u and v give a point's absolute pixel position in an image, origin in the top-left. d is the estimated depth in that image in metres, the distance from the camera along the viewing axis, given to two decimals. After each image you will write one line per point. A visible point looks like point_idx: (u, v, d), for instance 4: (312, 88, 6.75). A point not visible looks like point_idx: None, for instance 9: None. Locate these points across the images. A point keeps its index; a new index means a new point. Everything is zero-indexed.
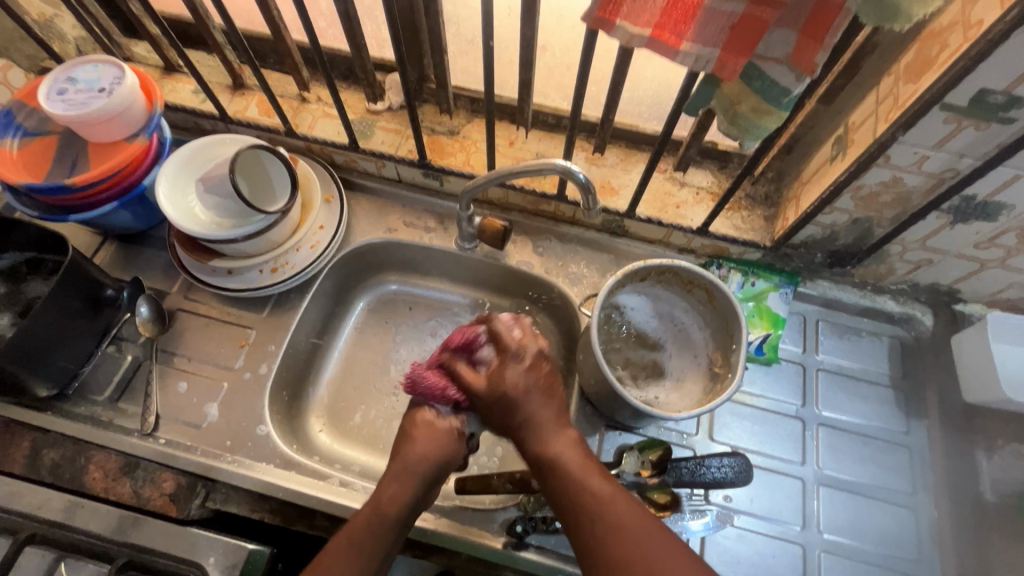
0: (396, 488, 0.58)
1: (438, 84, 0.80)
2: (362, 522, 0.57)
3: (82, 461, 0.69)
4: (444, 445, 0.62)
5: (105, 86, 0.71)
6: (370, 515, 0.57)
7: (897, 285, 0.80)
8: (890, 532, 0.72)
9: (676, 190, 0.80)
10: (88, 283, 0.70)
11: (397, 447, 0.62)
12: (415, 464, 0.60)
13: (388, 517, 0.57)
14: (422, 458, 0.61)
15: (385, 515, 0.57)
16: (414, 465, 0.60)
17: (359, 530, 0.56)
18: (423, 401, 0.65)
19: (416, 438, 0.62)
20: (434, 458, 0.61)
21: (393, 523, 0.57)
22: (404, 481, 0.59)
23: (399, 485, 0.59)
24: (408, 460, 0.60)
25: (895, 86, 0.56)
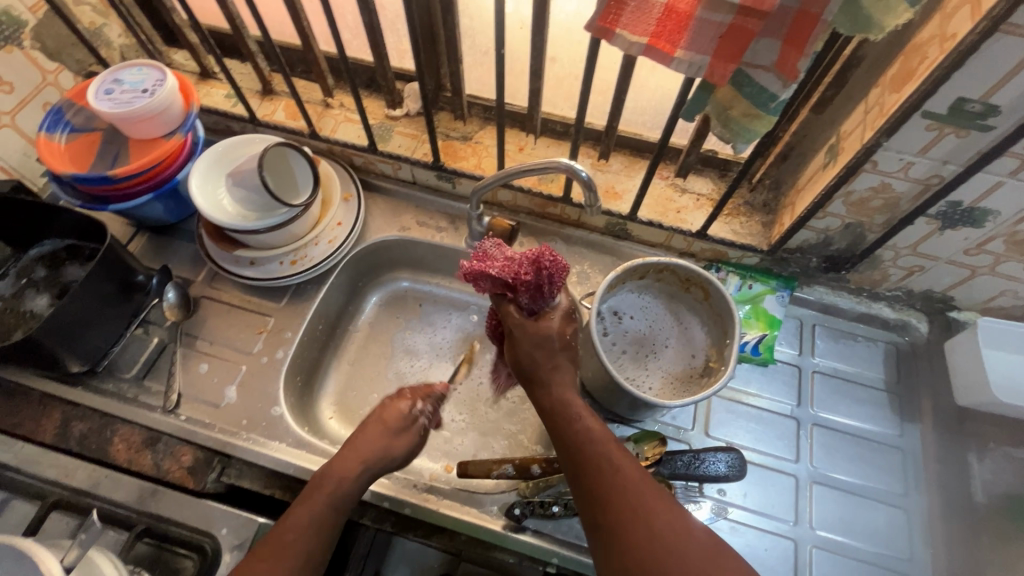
0: (357, 470, 0.61)
1: (453, 92, 0.85)
2: (324, 496, 0.59)
3: (108, 433, 0.73)
4: (403, 442, 0.66)
5: (148, 87, 0.77)
6: (331, 492, 0.59)
7: (893, 292, 0.82)
8: (882, 530, 0.73)
9: (677, 196, 0.84)
10: (121, 269, 0.75)
11: (359, 431, 0.65)
12: (373, 446, 0.63)
13: (345, 496, 0.59)
14: (382, 445, 0.64)
15: (346, 492, 0.59)
16: (368, 453, 0.62)
17: (322, 504, 0.58)
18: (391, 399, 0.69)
19: (387, 423, 0.66)
20: (389, 448, 0.64)
21: (350, 497, 0.60)
22: (361, 462, 0.61)
23: (357, 468, 0.61)
24: (368, 442, 0.63)
25: (881, 96, 0.60)
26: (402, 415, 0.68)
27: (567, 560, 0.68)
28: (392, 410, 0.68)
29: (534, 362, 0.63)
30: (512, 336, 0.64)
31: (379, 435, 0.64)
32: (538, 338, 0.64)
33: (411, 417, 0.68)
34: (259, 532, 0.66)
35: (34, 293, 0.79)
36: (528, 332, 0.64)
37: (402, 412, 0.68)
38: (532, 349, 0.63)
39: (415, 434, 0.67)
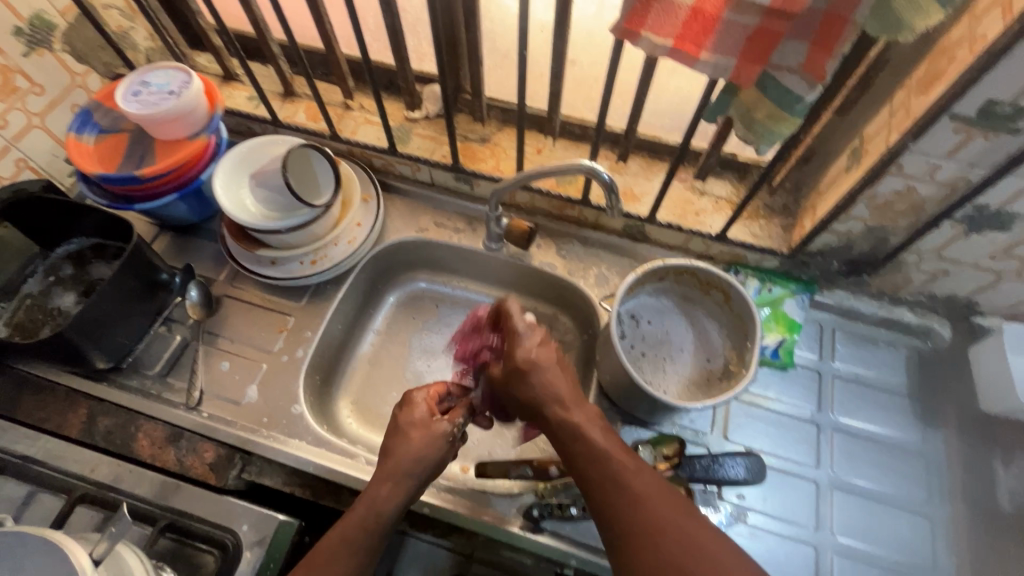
0: (388, 490, 0.60)
1: (473, 94, 0.86)
2: (356, 523, 0.58)
3: (132, 429, 0.74)
4: (434, 446, 0.64)
5: (174, 89, 0.79)
6: (365, 517, 0.58)
7: (915, 296, 0.81)
8: (905, 538, 0.72)
9: (696, 199, 0.84)
10: (145, 267, 0.77)
11: (390, 446, 0.64)
12: (406, 465, 0.62)
13: (384, 514, 0.59)
14: (413, 460, 0.62)
15: (379, 515, 0.59)
16: (406, 465, 0.62)
17: (355, 531, 0.57)
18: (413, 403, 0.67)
19: (410, 434, 0.64)
20: (429, 457, 0.63)
21: (387, 519, 0.59)
22: (396, 484, 0.61)
23: (389, 489, 0.60)
24: (403, 462, 0.62)
25: (907, 99, 0.59)
26: (446, 428, 0.66)
27: (585, 562, 0.68)
28: (427, 419, 0.66)
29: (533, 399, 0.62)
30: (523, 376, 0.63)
31: (416, 450, 0.63)
32: (536, 375, 0.62)
33: (442, 426, 0.66)
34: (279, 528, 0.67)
35: (61, 290, 0.81)
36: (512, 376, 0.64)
37: (425, 417, 0.66)
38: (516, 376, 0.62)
39: (443, 437, 0.65)
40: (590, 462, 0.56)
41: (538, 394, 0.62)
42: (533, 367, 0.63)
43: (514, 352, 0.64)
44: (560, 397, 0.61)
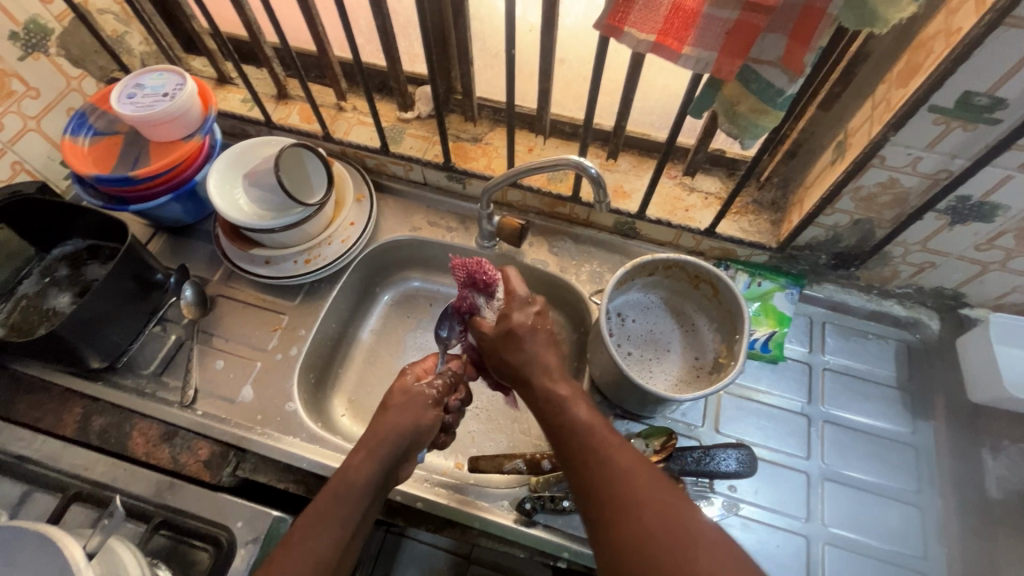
0: (361, 458, 0.60)
1: (464, 94, 0.87)
2: (329, 493, 0.58)
3: (127, 427, 0.75)
4: (417, 418, 0.65)
5: (169, 91, 0.80)
6: (336, 487, 0.58)
7: (903, 289, 0.82)
8: (896, 528, 0.72)
9: (685, 195, 0.85)
10: (140, 267, 0.77)
11: (372, 419, 0.64)
12: (385, 433, 0.62)
13: (356, 483, 0.59)
14: (391, 428, 0.63)
15: (352, 482, 0.59)
16: (387, 431, 0.62)
17: (327, 502, 0.57)
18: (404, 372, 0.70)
19: (394, 404, 0.66)
20: (412, 426, 0.64)
21: (363, 486, 0.59)
22: (371, 452, 0.61)
23: (363, 456, 0.60)
24: (377, 429, 0.63)
25: (888, 92, 0.60)
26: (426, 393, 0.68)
27: (578, 554, 0.68)
28: (413, 391, 0.68)
29: (512, 365, 0.63)
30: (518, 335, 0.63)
31: (398, 421, 0.64)
32: (523, 340, 0.63)
33: (420, 391, 0.67)
34: (273, 525, 0.66)
35: (56, 291, 0.82)
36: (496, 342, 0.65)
37: (409, 385, 0.68)
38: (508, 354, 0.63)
39: (427, 408, 0.66)
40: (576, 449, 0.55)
41: (522, 359, 0.62)
42: (522, 332, 0.63)
43: (509, 315, 0.65)
44: (547, 366, 0.62)
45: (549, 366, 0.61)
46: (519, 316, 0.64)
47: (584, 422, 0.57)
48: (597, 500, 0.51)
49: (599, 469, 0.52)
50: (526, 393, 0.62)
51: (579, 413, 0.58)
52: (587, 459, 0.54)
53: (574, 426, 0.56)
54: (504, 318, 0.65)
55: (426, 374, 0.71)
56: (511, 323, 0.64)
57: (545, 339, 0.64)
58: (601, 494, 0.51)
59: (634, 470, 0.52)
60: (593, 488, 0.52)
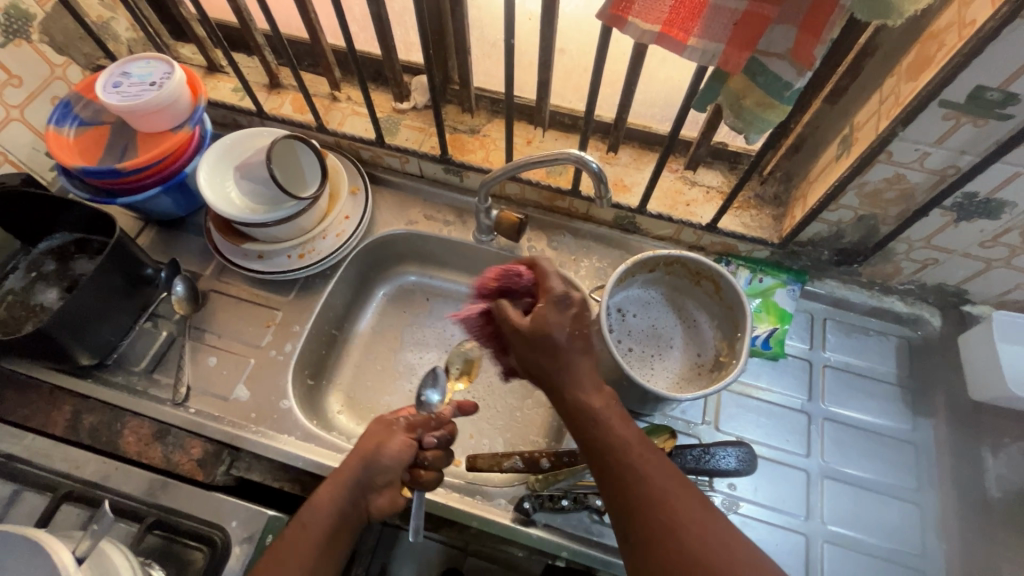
0: (329, 485, 0.61)
1: (461, 85, 0.84)
2: (297, 524, 0.58)
3: (118, 425, 0.73)
4: (385, 441, 0.64)
5: (156, 80, 0.77)
6: (305, 515, 0.59)
7: (905, 285, 0.81)
8: (895, 525, 0.72)
9: (687, 189, 0.83)
10: (130, 263, 0.75)
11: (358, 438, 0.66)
12: (349, 460, 0.63)
13: (319, 512, 0.59)
14: (359, 455, 0.63)
15: (317, 509, 0.59)
16: (354, 458, 0.63)
17: (295, 533, 0.58)
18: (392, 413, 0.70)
19: (374, 430, 0.66)
20: (373, 455, 0.63)
21: (326, 509, 0.59)
22: (337, 481, 0.61)
23: (330, 483, 0.61)
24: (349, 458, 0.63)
25: (897, 86, 0.59)
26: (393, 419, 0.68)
27: (576, 553, 0.68)
28: (389, 418, 0.68)
29: (552, 363, 0.58)
30: (551, 341, 0.58)
31: (364, 446, 0.64)
32: (543, 354, 0.59)
33: (394, 420, 0.68)
34: (269, 525, 0.66)
35: (43, 286, 0.80)
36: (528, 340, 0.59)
37: (387, 414, 0.69)
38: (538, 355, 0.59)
39: (399, 433, 0.66)
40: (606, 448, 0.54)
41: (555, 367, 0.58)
42: (554, 338, 0.57)
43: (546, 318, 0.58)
44: (575, 380, 0.57)
45: (571, 364, 0.58)
46: (557, 327, 0.58)
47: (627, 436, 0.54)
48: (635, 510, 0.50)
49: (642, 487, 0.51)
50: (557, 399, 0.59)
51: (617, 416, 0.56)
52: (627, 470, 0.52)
53: (613, 442, 0.54)
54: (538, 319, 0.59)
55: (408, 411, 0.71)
56: (538, 327, 0.59)
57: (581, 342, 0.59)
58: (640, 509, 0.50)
59: (669, 487, 0.51)
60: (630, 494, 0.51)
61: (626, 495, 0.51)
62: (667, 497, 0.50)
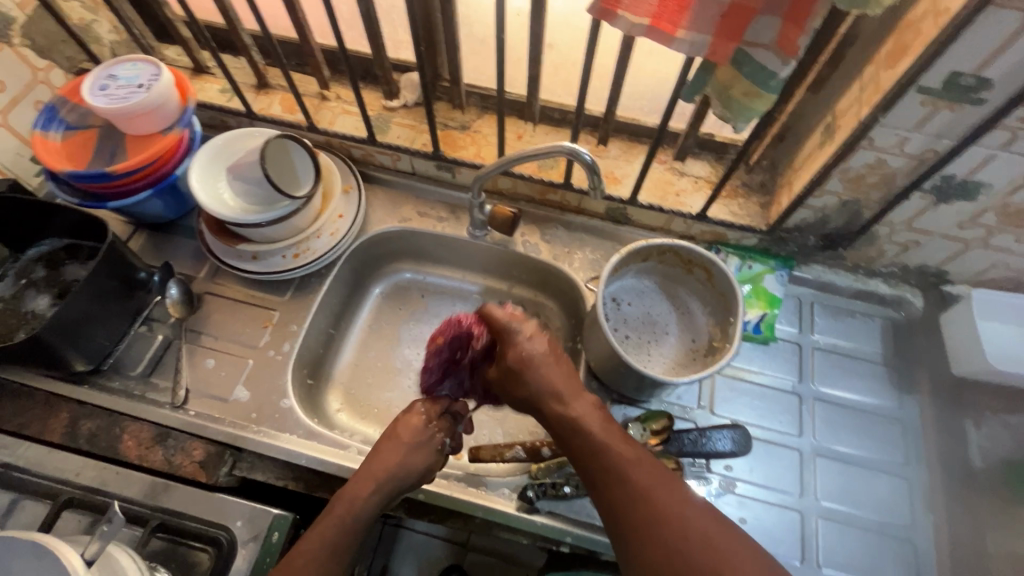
0: (370, 491, 0.62)
1: (452, 81, 0.85)
2: (332, 522, 0.59)
3: (117, 430, 0.73)
4: (415, 456, 0.66)
5: (144, 82, 0.76)
6: (345, 516, 0.60)
7: (888, 268, 0.84)
8: (886, 499, 0.75)
9: (676, 179, 0.85)
10: (122, 266, 0.75)
11: (378, 447, 0.65)
12: (390, 464, 0.64)
13: (361, 511, 0.60)
14: (396, 466, 0.64)
15: (358, 512, 0.60)
16: (392, 467, 0.64)
17: (334, 531, 0.58)
18: (410, 412, 0.70)
19: (403, 437, 0.67)
20: (409, 467, 0.64)
21: (365, 518, 0.61)
22: (379, 484, 0.62)
23: (371, 489, 0.62)
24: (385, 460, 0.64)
25: (876, 74, 0.61)
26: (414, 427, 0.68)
27: (580, 538, 0.69)
28: (412, 435, 0.67)
29: (524, 393, 0.61)
30: (522, 370, 0.60)
31: (395, 454, 0.65)
32: (547, 387, 0.60)
33: (422, 437, 0.68)
34: (275, 522, 0.67)
35: (34, 293, 0.78)
36: (503, 377, 0.62)
37: (412, 431, 0.68)
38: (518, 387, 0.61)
39: (430, 452, 0.67)
40: (588, 454, 0.56)
41: (530, 391, 0.60)
42: (523, 364, 0.60)
43: (509, 350, 0.61)
44: (555, 391, 0.60)
45: (561, 392, 0.60)
46: (526, 350, 0.61)
47: (602, 437, 0.56)
48: (619, 511, 0.52)
49: (620, 485, 0.53)
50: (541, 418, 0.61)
51: (590, 418, 0.58)
52: (606, 471, 0.54)
53: (608, 463, 0.54)
54: (504, 355, 0.61)
55: (429, 420, 0.70)
56: (510, 358, 0.61)
57: (553, 359, 0.61)
58: (620, 509, 0.52)
59: (651, 482, 0.52)
60: (613, 496, 0.53)
61: (613, 498, 0.53)
62: (653, 494, 0.51)
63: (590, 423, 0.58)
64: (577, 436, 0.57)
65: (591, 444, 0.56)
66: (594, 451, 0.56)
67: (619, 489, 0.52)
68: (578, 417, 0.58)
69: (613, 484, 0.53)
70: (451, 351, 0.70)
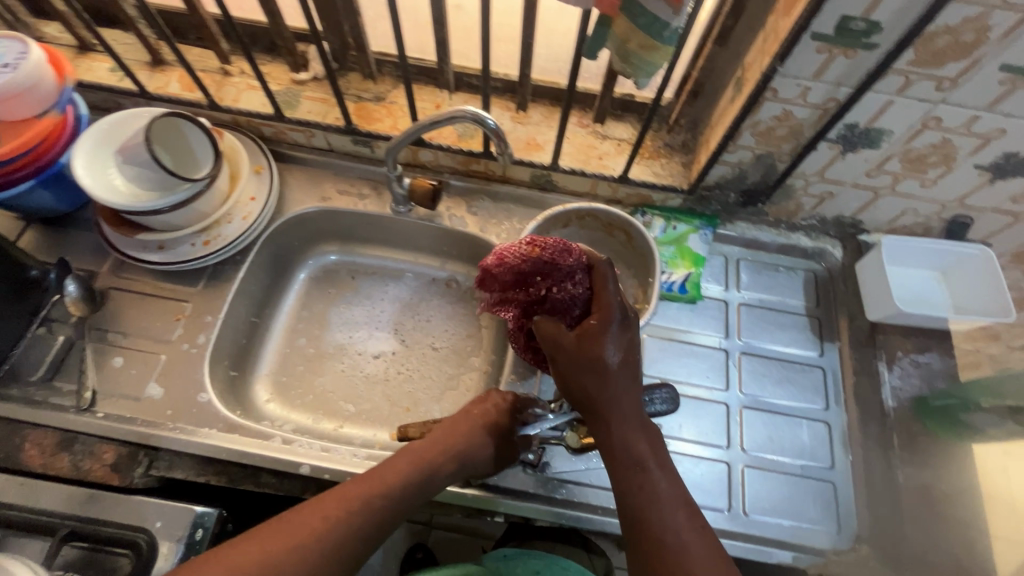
0: (411, 467, 0.61)
1: (359, 49, 0.81)
2: (352, 495, 0.57)
3: (18, 440, 0.69)
4: (461, 455, 0.64)
5: (9, 60, 0.69)
6: (364, 495, 0.57)
7: (808, 221, 0.86)
8: (808, 444, 0.77)
9: (598, 142, 0.84)
10: (10, 266, 0.69)
11: (439, 428, 0.66)
12: (439, 447, 0.64)
13: (392, 489, 0.59)
14: (441, 447, 0.64)
15: (387, 491, 0.58)
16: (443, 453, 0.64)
17: (351, 495, 0.57)
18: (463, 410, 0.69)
19: (463, 427, 0.66)
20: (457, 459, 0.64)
21: (394, 496, 0.59)
22: (421, 462, 0.62)
23: (414, 467, 0.61)
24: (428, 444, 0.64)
25: (776, 22, 0.60)
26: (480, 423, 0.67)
27: (512, 507, 0.69)
28: (468, 429, 0.66)
29: (595, 398, 0.57)
30: (603, 367, 0.55)
31: (451, 443, 0.64)
32: (625, 415, 0.58)
33: (475, 426, 0.66)
34: (197, 520, 0.64)
35: None
36: (575, 365, 0.56)
37: (463, 426, 0.66)
38: (581, 375, 0.56)
39: (476, 449, 0.65)
40: (627, 461, 0.57)
41: (607, 400, 0.57)
42: (609, 368, 0.56)
43: (601, 342, 0.55)
44: (629, 414, 0.58)
45: (633, 417, 0.58)
46: (608, 348, 0.55)
47: (646, 453, 0.58)
48: (642, 530, 0.54)
49: (651, 504, 0.55)
50: (599, 426, 0.59)
51: (642, 435, 0.59)
52: (640, 486, 0.56)
53: (642, 481, 0.56)
54: (588, 338, 0.55)
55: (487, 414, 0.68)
56: (593, 347, 0.55)
57: (632, 374, 0.58)
58: (645, 530, 0.54)
59: (678, 513, 0.55)
60: (638, 512, 0.55)
61: (638, 513, 0.55)
62: (677, 526, 0.54)
63: (637, 438, 0.58)
64: (620, 442, 0.58)
65: (632, 456, 0.58)
66: (634, 464, 0.57)
67: (646, 507, 0.55)
68: (641, 457, 0.58)
69: (644, 500, 0.56)
70: (536, 271, 0.61)
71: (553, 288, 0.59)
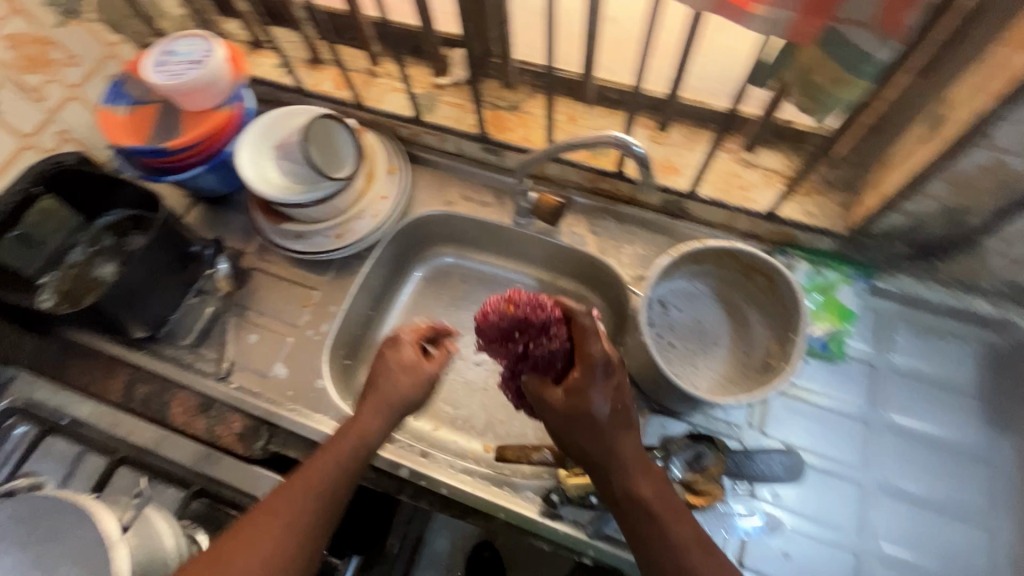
0: (331, 454, 0.62)
1: (502, 58, 0.79)
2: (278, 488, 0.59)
3: (167, 397, 0.76)
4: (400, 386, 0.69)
5: (199, 58, 0.78)
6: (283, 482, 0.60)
7: (994, 286, 0.70)
8: (960, 550, 0.66)
9: (743, 171, 0.77)
10: (177, 239, 0.77)
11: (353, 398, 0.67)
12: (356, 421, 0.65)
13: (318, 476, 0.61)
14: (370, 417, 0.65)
15: (310, 477, 0.60)
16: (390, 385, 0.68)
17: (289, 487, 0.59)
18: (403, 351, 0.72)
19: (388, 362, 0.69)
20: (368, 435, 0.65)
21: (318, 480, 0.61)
22: (345, 440, 0.63)
23: (331, 453, 0.62)
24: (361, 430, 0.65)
25: (1005, 55, 0.50)
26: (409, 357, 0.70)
27: (604, 553, 0.66)
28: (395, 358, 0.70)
29: (588, 449, 0.57)
30: (592, 422, 0.56)
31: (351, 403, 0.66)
32: (625, 463, 0.56)
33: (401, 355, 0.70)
34: None
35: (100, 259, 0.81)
36: (567, 420, 0.57)
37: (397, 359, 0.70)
38: (577, 432, 0.57)
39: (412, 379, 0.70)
40: (636, 508, 0.55)
41: (601, 452, 0.56)
42: (601, 423, 0.56)
43: (590, 399, 0.56)
44: (625, 458, 0.56)
45: (631, 461, 0.56)
46: (597, 402, 0.56)
47: (650, 496, 0.56)
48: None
49: (670, 551, 0.53)
50: (598, 476, 0.57)
51: (648, 479, 0.56)
52: (651, 532, 0.54)
53: (655, 530, 0.54)
54: (580, 396, 0.56)
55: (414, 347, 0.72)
56: (584, 402, 0.56)
57: (625, 420, 0.58)
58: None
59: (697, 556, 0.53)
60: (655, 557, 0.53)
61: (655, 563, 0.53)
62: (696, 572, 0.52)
63: (642, 483, 0.56)
64: (625, 486, 0.56)
65: (637, 501, 0.55)
66: (642, 510, 0.55)
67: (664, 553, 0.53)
68: (645, 501, 0.55)
69: (658, 548, 0.53)
70: (516, 327, 0.59)
71: (531, 344, 0.59)
